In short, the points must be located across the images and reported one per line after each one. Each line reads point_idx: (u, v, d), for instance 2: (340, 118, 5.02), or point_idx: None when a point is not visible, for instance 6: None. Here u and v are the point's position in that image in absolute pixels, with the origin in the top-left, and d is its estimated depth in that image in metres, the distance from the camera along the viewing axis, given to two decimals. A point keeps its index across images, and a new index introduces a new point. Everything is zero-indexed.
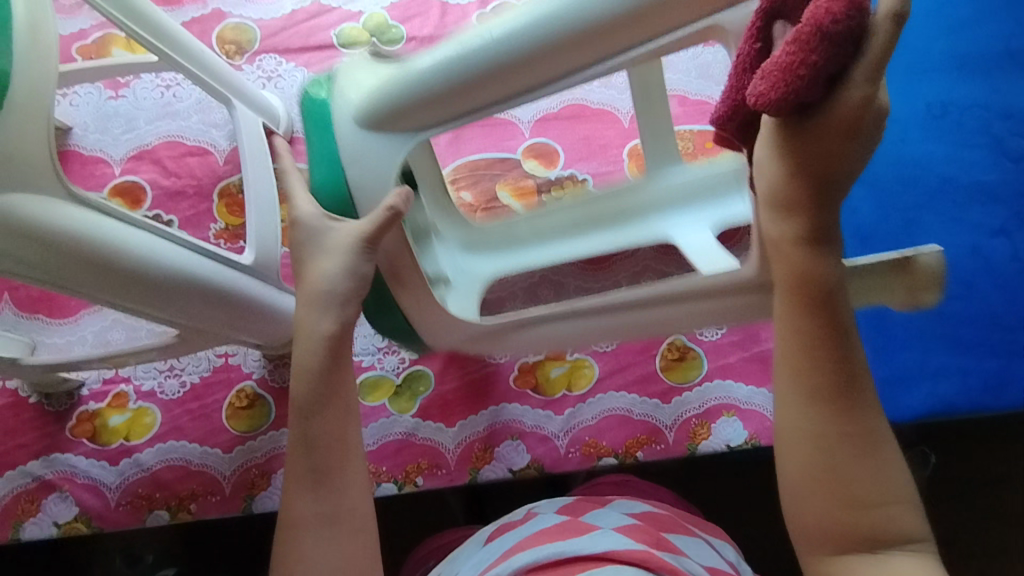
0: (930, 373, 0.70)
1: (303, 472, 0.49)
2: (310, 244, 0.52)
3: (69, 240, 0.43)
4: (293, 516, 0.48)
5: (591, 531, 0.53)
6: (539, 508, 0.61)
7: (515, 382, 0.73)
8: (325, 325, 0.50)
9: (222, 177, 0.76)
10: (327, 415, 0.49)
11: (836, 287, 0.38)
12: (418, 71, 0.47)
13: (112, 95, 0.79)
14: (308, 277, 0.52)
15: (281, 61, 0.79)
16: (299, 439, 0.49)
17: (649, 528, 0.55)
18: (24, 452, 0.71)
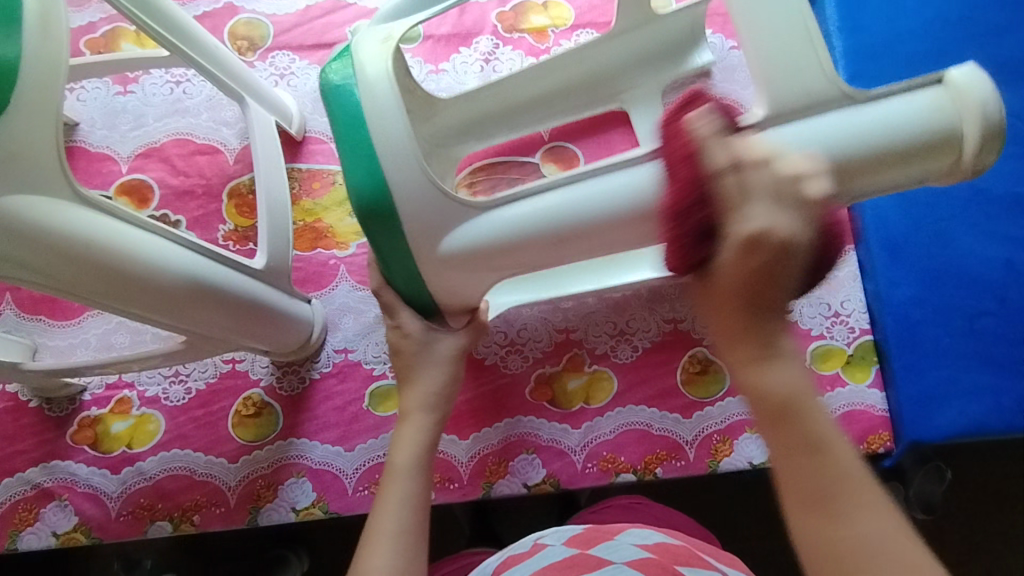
0: (961, 392, 0.67)
1: (389, 531, 0.48)
2: (417, 358, 0.56)
3: (78, 246, 0.41)
4: (372, 565, 0.47)
5: (604, 567, 0.53)
6: (550, 538, 0.61)
7: (531, 394, 0.71)
8: (430, 417, 0.55)
9: (232, 177, 0.73)
10: (423, 484, 0.52)
11: (797, 401, 0.37)
12: (509, 228, 0.49)
13: (121, 90, 0.76)
14: (407, 367, 0.56)
15: (294, 58, 0.77)
16: (397, 501, 0.50)
17: (666, 562, 0.53)
18: (24, 459, 0.68)
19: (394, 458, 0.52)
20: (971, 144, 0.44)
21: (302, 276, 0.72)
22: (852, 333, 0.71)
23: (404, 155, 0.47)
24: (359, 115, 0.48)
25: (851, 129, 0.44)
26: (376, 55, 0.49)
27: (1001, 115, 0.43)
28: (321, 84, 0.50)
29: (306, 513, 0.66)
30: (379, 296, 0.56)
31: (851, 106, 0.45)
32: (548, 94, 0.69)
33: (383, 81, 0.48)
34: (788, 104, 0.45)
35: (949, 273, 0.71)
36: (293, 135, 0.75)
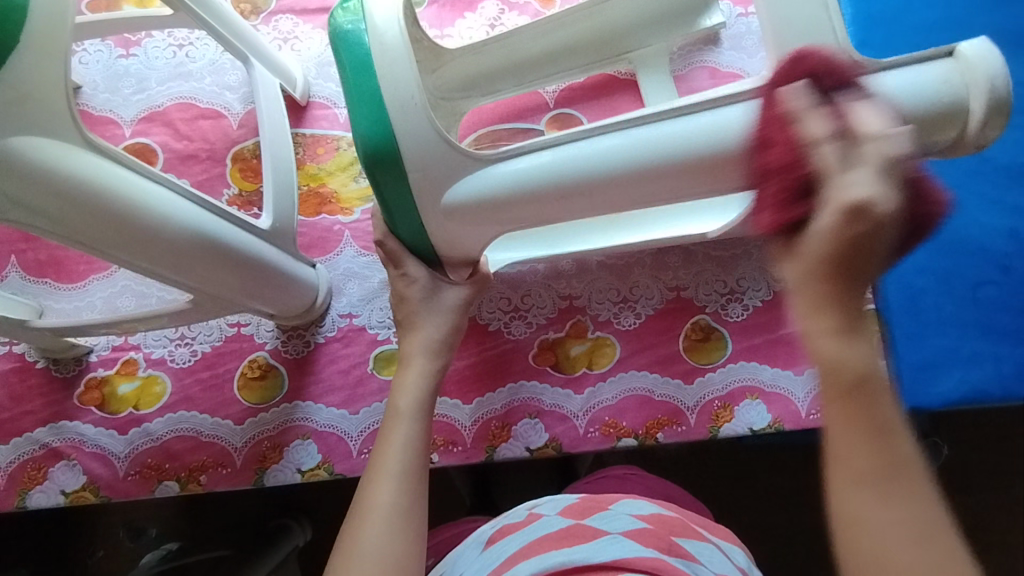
0: (964, 359, 0.68)
1: (392, 467, 0.49)
2: (417, 311, 0.57)
3: (91, 191, 0.41)
4: (375, 499, 0.47)
5: (601, 538, 0.53)
6: (545, 508, 0.62)
7: (535, 359, 0.72)
8: (432, 364, 0.55)
9: (236, 141, 0.73)
10: (424, 426, 0.52)
11: (867, 377, 0.39)
12: (510, 182, 0.49)
13: (123, 53, 0.76)
14: (409, 316, 0.57)
15: (298, 22, 0.76)
16: (397, 441, 0.50)
17: (662, 533, 0.55)
18: (31, 419, 0.69)
19: (399, 402, 0.53)
20: (975, 117, 0.43)
21: (306, 241, 0.72)
22: None
23: (411, 103, 0.48)
24: (367, 61, 0.48)
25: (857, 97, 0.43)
26: (387, 3, 0.49)
27: (1010, 88, 0.42)
28: (331, 31, 0.50)
29: (311, 474, 0.67)
30: (384, 244, 0.56)
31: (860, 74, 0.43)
32: (554, 51, 0.69)
33: (394, 28, 0.48)
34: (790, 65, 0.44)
35: (952, 240, 0.71)
36: (297, 100, 0.74)
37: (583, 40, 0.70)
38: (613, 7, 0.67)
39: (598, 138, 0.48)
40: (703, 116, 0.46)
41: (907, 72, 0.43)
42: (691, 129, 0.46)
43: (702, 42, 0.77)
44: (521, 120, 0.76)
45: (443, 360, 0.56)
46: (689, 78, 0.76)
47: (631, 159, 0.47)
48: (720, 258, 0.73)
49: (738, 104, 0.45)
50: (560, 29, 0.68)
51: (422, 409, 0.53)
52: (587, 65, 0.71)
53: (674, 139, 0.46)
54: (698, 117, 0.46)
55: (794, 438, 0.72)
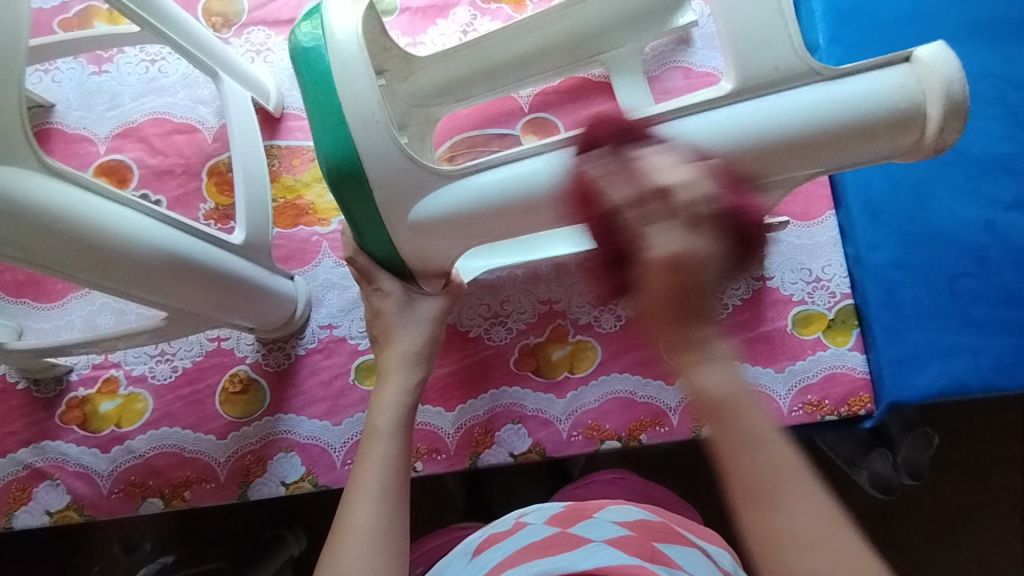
0: (941, 352, 0.68)
1: (370, 489, 0.49)
2: (392, 324, 0.57)
3: (58, 217, 0.41)
4: (353, 523, 0.47)
5: (584, 545, 0.53)
6: (531, 517, 0.63)
7: (516, 364, 0.72)
8: (412, 376, 0.55)
9: (211, 156, 0.73)
10: (402, 446, 0.52)
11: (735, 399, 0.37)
12: (474, 197, 0.50)
13: (95, 70, 0.76)
14: (386, 329, 0.57)
15: (270, 34, 0.76)
16: (376, 460, 0.50)
17: (643, 539, 0.55)
18: (14, 440, 0.69)
19: (377, 420, 0.53)
20: (933, 124, 0.43)
21: (284, 254, 0.72)
22: (833, 298, 0.72)
23: (374, 120, 0.48)
24: (327, 77, 0.48)
25: (816, 104, 0.43)
26: (348, 18, 0.49)
27: (966, 91, 0.42)
28: (291, 47, 0.50)
29: (296, 487, 0.67)
30: (355, 261, 0.57)
31: (819, 81, 0.43)
32: (526, 55, 0.69)
33: (354, 45, 0.48)
34: (752, 74, 0.44)
35: (928, 234, 0.71)
36: (271, 112, 0.74)
37: (555, 44, 0.70)
38: (582, 11, 0.67)
39: (559, 151, 0.48)
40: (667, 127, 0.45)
41: (861, 80, 0.43)
42: (660, 138, 0.45)
43: (676, 42, 0.77)
44: (496, 125, 0.76)
45: (423, 370, 0.56)
46: (662, 79, 0.76)
47: None
48: None
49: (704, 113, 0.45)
50: (531, 33, 0.68)
51: (401, 428, 0.53)
52: (560, 69, 0.71)
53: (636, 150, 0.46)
54: (660, 127, 0.46)
55: (777, 435, 0.72)
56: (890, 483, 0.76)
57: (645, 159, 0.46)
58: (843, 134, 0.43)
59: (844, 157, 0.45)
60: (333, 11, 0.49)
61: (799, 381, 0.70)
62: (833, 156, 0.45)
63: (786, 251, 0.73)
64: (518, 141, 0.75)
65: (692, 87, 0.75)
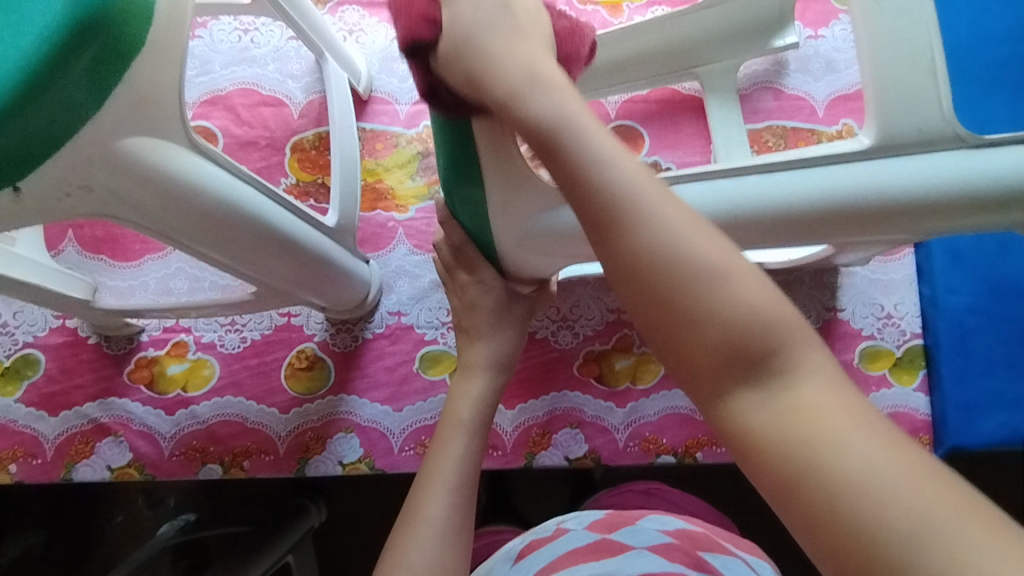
0: (1008, 401, 0.68)
1: (446, 483, 0.49)
2: (480, 331, 0.56)
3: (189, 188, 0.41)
4: (425, 512, 0.47)
5: (628, 552, 0.55)
6: (571, 523, 0.63)
7: (579, 369, 0.72)
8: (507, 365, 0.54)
9: (297, 131, 0.73)
10: (477, 443, 0.52)
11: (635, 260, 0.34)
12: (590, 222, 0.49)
13: (188, 34, 0.75)
14: (475, 326, 0.56)
15: (364, 14, 0.76)
16: (454, 453, 0.50)
17: (688, 548, 0.57)
18: (81, 394, 0.70)
19: (458, 410, 0.52)
20: None
21: (359, 236, 0.73)
22: (902, 336, 0.71)
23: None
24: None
25: (962, 172, 0.42)
26: None
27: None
28: None
29: (353, 468, 0.68)
30: (460, 252, 0.56)
31: (961, 148, 0.42)
32: (622, 60, 0.69)
33: None
34: (894, 134, 0.42)
35: (1010, 284, 0.70)
36: (359, 94, 0.74)
37: (652, 54, 0.69)
38: (687, 22, 0.67)
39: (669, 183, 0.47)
40: (807, 173, 0.44)
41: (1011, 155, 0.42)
42: (788, 185, 0.44)
43: (770, 63, 0.76)
44: None
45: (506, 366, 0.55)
46: (752, 98, 0.75)
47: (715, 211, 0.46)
48: (772, 283, 0.73)
49: (844, 166, 0.43)
50: (631, 39, 0.68)
51: (478, 423, 0.53)
52: (654, 77, 0.71)
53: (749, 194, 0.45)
54: (795, 175, 0.44)
55: None
56: None
57: (773, 205, 0.45)
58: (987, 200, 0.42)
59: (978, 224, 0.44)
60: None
61: None
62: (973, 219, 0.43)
63: (860, 285, 0.72)
64: None
65: (782, 109, 0.75)
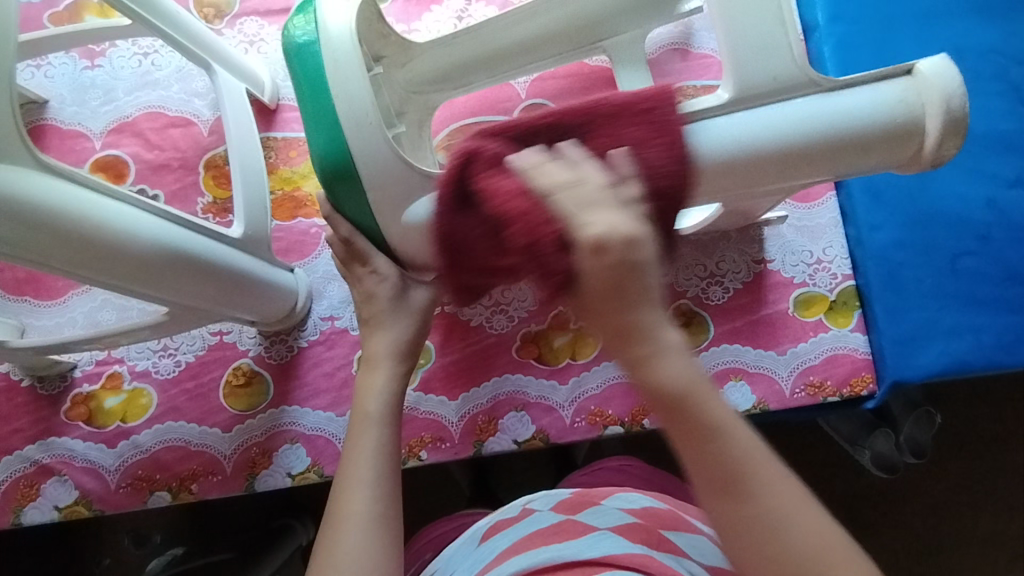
0: (945, 331, 0.68)
1: (364, 475, 0.49)
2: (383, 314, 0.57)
3: (50, 204, 0.40)
4: (350, 508, 0.47)
5: (590, 533, 0.51)
6: (537, 503, 0.60)
7: (518, 352, 0.72)
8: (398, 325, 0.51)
9: (208, 149, 0.73)
10: (391, 432, 0.53)
11: (684, 394, 0.34)
12: None
13: (89, 65, 0.75)
14: (375, 315, 0.58)
15: (263, 24, 0.75)
16: (368, 448, 0.51)
17: (649, 527, 0.53)
18: (21, 437, 0.69)
19: (366, 406, 0.54)
20: (932, 139, 0.45)
21: (284, 246, 0.72)
22: (834, 279, 0.71)
23: (365, 121, 0.49)
24: (321, 80, 0.49)
25: (812, 117, 0.45)
26: (340, 13, 0.50)
27: (966, 106, 0.44)
28: (286, 46, 0.51)
29: (302, 478, 0.68)
30: (351, 243, 0.56)
31: (817, 92, 0.45)
32: (528, 41, 0.68)
33: (346, 40, 0.49)
34: (752, 83, 0.45)
35: (933, 214, 0.70)
36: (266, 104, 0.74)
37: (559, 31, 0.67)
38: None
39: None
40: None
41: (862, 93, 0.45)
42: None
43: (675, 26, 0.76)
44: (494, 112, 0.75)
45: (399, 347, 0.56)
46: (661, 62, 0.76)
47: None
48: (700, 243, 0.72)
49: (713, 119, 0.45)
50: (533, 18, 0.66)
51: (387, 413, 0.54)
52: (561, 55, 0.69)
53: None
54: None
55: (783, 415, 0.72)
56: (892, 464, 0.75)
57: None
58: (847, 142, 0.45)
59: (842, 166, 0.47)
60: (328, 10, 0.50)
61: (802, 363, 0.69)
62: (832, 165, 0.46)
63: (787, 236, 0.72)
64: None
65: (690, 70, 0.75)
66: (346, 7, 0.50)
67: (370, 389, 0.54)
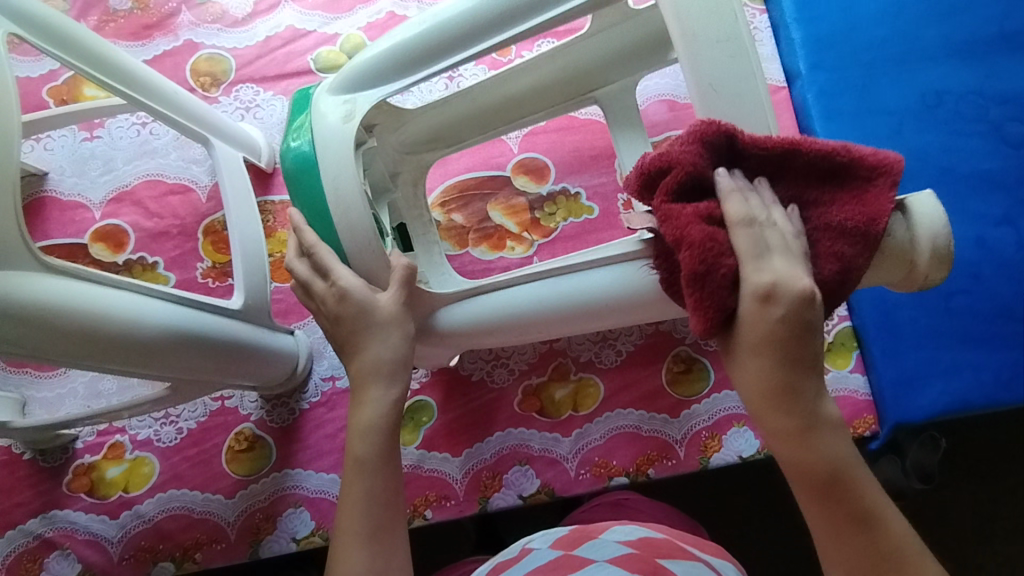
0: (942, 370, 0.68)
1: (359, 531, 0.48)
2: (364, 374, 0.51)
3: (40, 291, 0.40)
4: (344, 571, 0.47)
5: (587, 567, 0.48)
6: (537, 542, 0.56)
7: (520, 406, 0.72)
8: (382, 400, 0.51)
9: (206, 215, 0.74)
10: (384, 475, 0.50)
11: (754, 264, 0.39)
12: (492, 310, 0.56)
13: (88, 136, 0.76)
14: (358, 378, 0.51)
15: (258, 90, 0.77)
16: (360, 499, 0.49)
17: (647, 556, 0.49)
18: (22, 511, 0.69)
19: (355, 451, 0.50)
20: (921, 267, 0.46)
21: (284, 308, 0.73)
22: (831, 320, 0.71)
23: (369, 248, 0.50)
24: (325, 211, 0.50)
25: None
26: (331, 117, 0.51)
27: (950, 242, 0.45)
28: (282, 154, 0.52)
29: (307, 542, 0.67)
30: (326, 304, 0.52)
31: None
32: (518, 96, 0.67)
33: (339, 135, 0.50)
34: None
35: None
36: (263, 168, 0.75)
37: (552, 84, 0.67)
38: (577, 47, 0.65)
39: (572, 273, 0.53)
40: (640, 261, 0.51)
41: None
42: (614, 276, 0.52)
43: (661, 76, 0.78)
44: (488, 167, 0.77)
45: (401, 373, 0.52)
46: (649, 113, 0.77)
47: (571, 302, 0.54)
48: None
49: None
50: (523, 74, 0.66)
51: (376, 454, 0.50)
52: (553, 107, 0.69)
53: (590, 285, 0.53)
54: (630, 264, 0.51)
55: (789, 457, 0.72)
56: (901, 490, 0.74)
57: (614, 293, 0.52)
58: None
59: None
60: (324, 121, 0.51)
61: None
62: None
63: None
64: (510, 182, 0.76)
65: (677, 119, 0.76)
66: (340, 121, 0.51)
67: (355, 432, 0.50)
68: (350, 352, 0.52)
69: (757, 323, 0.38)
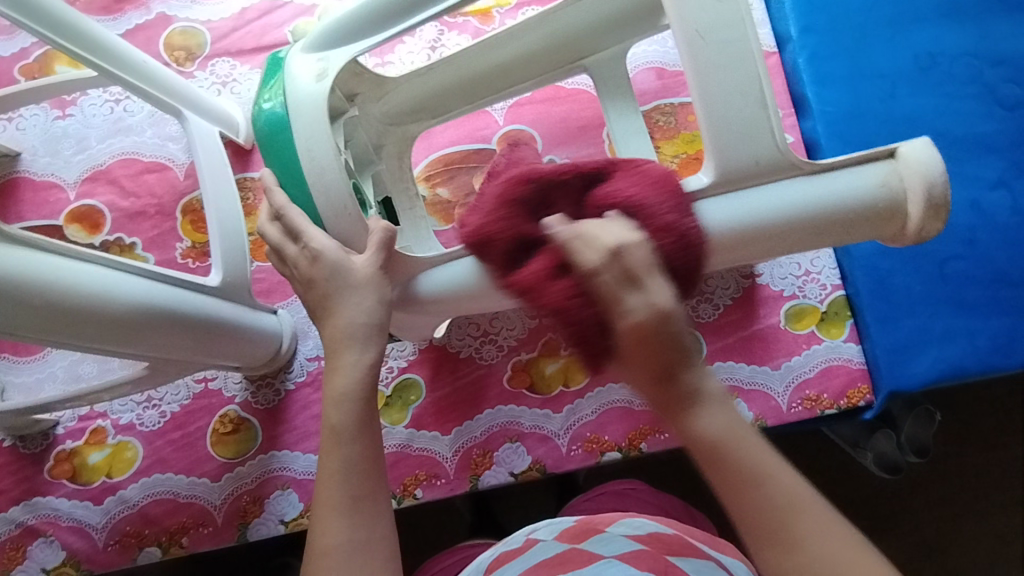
0: (937, 337, 0.67)
1: (336, 502, 0.46)
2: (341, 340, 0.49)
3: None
4: (326, 545, 0.44)
5: (595, 562, 0.46)
6: (540, 534, 0.54)
7: (509, 382, 0.71)
8: (363, 357, 0.49)
9: (184, 193, 0.72)
10: (363, 446, 0.48)
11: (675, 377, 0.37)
12: (477, 273, 0.53)
13: (60, 114, 0.74)
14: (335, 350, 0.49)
15: (235, 64, 0.75)
16: (338, 470, 0.47)
17: (657, 554, 0.47)
18: (3, 499, 0.68)
19: (332, 420, 0.48)
20: (913, 220, 0.45)
21: (266, 287, 0.71)
22: (824, 290, 0.70)
23: (345, 213, 0.49)
24: (299, 174, 0.49)
25: (798, 197, 0.45)
26: (304, 77, 0.49)
27: (947, 191, 0.44)
28: (255, 115, 0.51)
29: (295, 524, 0.66)
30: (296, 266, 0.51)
31: (800, 175, 0.45)
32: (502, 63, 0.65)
33: (312, 97, 0.48)
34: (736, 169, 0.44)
35: None
36: (241, 144, 0.73)
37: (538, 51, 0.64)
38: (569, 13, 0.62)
39: None
40: None
41: (845, 177, 0.45)
42: None
43: (648, 44, 0.76)
44: (473, 140, 0.75)
45: (377, 346, 0.50)
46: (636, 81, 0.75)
47: None
48: None
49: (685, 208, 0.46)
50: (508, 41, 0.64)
51: (355, 425, 0.48)
52: (541, 76, 0.66)
53: None
54: None
55: (782, 430, 0.71)
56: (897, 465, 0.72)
57: None
58: (832, 217, 0.45)
59: (822, 245, 0.47)
60: (297, 81, 0.49)
61: (796, 377, 0.68)
62: (815, 240, 0.47)
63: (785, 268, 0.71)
64: (496, 155, 0.75)
65: (666, 87, 0.75)
66: (313, 80, 0.49)
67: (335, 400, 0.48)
68: (324, 316, 0.50)
69: (720, 460, 0.37)
